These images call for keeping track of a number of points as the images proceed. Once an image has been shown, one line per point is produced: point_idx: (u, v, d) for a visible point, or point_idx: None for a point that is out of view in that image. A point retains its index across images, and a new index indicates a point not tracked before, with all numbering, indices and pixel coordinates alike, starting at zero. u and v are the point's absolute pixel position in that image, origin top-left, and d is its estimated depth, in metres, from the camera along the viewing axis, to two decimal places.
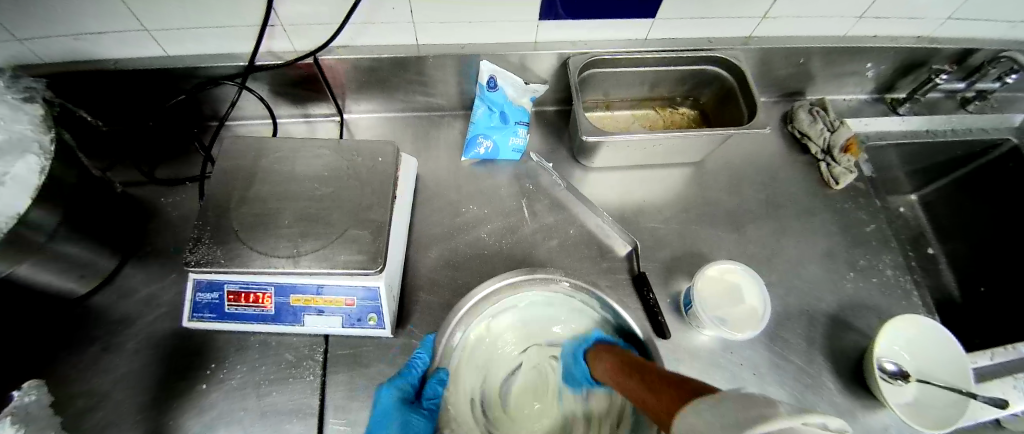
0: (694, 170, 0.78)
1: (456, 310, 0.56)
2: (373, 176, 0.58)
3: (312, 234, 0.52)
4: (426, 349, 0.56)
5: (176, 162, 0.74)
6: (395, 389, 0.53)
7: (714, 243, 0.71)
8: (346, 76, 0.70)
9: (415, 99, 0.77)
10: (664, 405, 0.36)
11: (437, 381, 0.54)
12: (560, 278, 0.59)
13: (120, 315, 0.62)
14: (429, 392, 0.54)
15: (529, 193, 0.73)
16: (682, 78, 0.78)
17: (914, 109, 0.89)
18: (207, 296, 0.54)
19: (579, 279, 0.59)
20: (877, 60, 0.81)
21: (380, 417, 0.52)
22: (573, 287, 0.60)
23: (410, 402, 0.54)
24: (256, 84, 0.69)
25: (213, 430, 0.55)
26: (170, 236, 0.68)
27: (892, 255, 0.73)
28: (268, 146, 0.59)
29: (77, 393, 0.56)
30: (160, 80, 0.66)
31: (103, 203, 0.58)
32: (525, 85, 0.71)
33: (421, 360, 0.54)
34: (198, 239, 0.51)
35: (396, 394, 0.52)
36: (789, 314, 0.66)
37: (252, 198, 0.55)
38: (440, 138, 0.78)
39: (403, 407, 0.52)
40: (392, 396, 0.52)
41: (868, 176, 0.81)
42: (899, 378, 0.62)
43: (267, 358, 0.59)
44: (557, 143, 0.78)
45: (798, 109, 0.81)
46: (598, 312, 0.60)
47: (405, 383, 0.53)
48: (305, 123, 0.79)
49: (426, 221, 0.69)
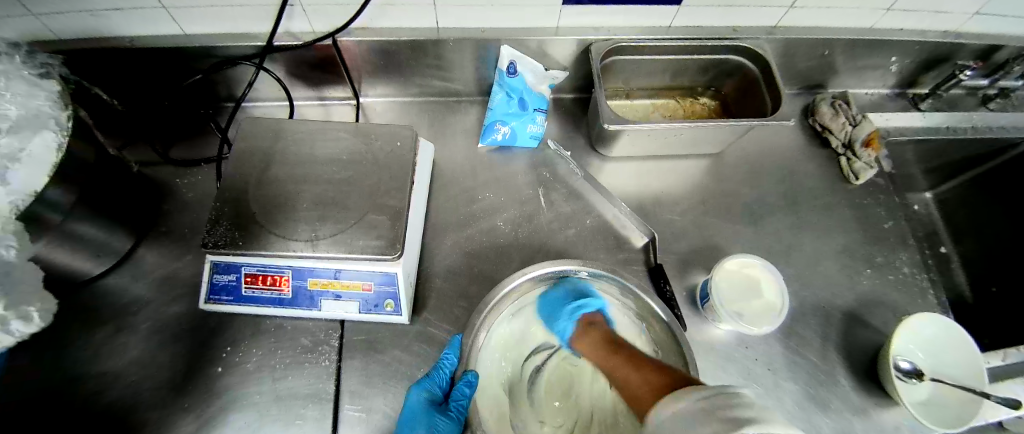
0: (712, 163, 0.77)
1: (481, 312, 0.53)
2: (392, 160, 0.58)
3: (330, 218, 0.52)
4: (454, 350, 0.55)
5: (190, 144, 0.73)
6: (423, 391, 0.52)
7: (731, 237, 0.70)
8: (363, 58, 0.69)
9: (432, 84, 0.76)
10: (647, 390, 0.39)
11: (465, 383, 0.51)
12: (578, 267, 0.59)
13: (134, 296, 0.62)
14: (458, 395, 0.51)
15: (546, 182, 0.72)
16: (704, 67, 0.76)
17: (934, 104, 0.88)
18: (224, 278, 0.53)
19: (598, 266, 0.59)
20: (903, 54, 0.79)
21: (405, 421, 0.50)
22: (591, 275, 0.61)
23: (437, 404, 0.52)
24: (274, 63, 0.68)
25: (228, 412, 0.55)
26: (184, 218, 0.68)
27: (910, 253, 0.73)
28: (285, 128, 0.59)
29: (94, 372, 0.57)
30: (176, 60, 0.66)
31: (118, 183, 0.57)
32: (545, 72, 0.70)
33: (450, 361, 0.54)
34: (216, 221, 0.51)
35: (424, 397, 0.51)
36: (804, 308, 0.66)
37: (270, 180, 0.54)
38: (456, 124, 0.77)
39: (427, 411, 0.50)
40: (418, 399, 0.51)
41: (887, 172, 0.80)
42: (913, 376, 0.62)
43: (283, 343, 0.59)
44: (574, 132, 0.77)
45: (820, 103, 0.80)
46: (616, 298, 0.62)
47: (433, 385, 0.52)
48: (320, 106, 0.78)
49: (441, 208, 0.69)
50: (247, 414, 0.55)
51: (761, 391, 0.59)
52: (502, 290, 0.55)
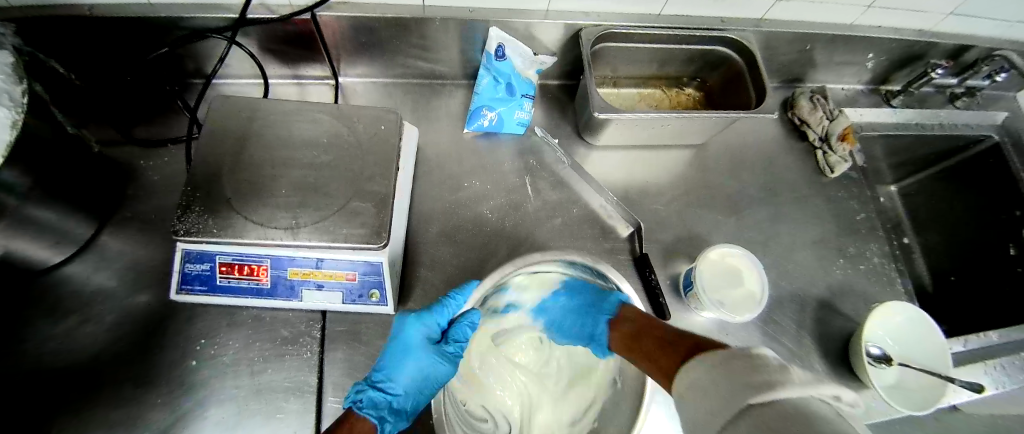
0: (696, 153, 0.78)
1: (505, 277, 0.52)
2: (375, 145, 0.56)
3: (311, 204, 0.50)
4: (461, 296, 0.55)
5: (156, 122, 0.69)
6: (421, 327, 0.52)
7: (713, 227, 0.72)
8: (342, 34, 0.65)
9: (415, 65, 0.73)
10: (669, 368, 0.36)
11: (468, 322, 0.53)
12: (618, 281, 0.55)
13: (97, 286, 0.59)
14: (459, 333, 0.53)
15: (532, 170, 0.72)
16: (690, 57, 0.77)
17: (904, 101, 0.91)
18: (197, 267, 0.51)
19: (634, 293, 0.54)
20: (879, 51, 0.81)
21: (403, 354, 0.51)
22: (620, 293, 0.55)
23: (437, 342, 0.53)
24: (245, 38, 0.64)
25: (205, 406, 0.54)
26: (153, 202, 0.65)
27: (880, 244, 0.76)
28: (261, 108, 0.56)
29: (55, 366, 0.54)
30: (139, 31, 0.61)
31: (76, 164, 0.53)
32: (533, 56, 0.68)
33: (454, 303, 0.54)
34: (186, 207, 0.48)
35: (423, 333, 0.52)
36: (782, 298, 0.69)
37: (245, 164, 0.52)
38: (441, 108, 0.75)
39: (427, 346, 0.51)
40: (417, 334, 0.52)
41: (860, 166, 0.83)
42: (883, 361, 0.66)
43: (261, 334, 0.57)
44: (561, 118, 0.76)
45: (799, 96, 0.82)
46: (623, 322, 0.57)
47: (433, 323, 0.53)
48: (295, 85, 0.74)
49: (426, 195, 0.67)
50: (226, 407, 0.54)
51: None
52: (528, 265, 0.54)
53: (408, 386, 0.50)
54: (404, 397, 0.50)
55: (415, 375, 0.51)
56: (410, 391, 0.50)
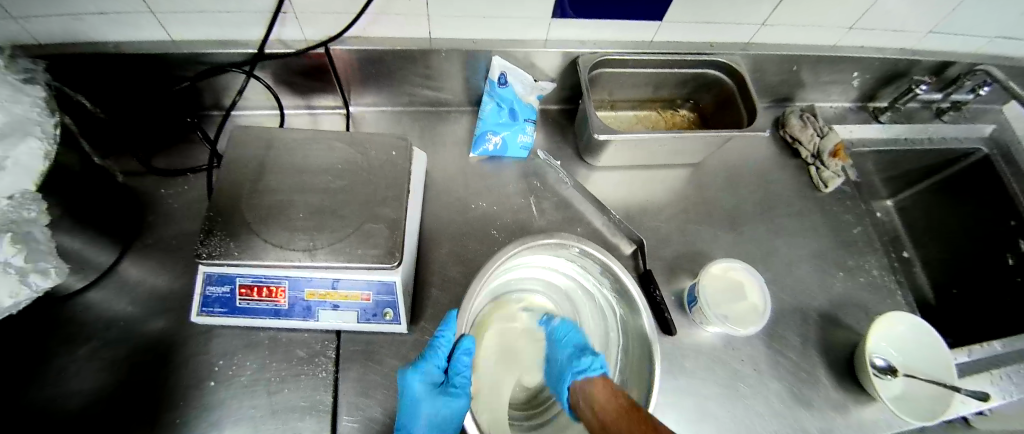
0: (693, 171, 0.81)
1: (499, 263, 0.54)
2: (387, 170, 0.59)
3: (327, 227, 0.52)
4: (446, 328, 0.54)
5: (176, 153, 0.72)
6: (419, 375, 0.52)
7: (712, 241, 0.74)
8: (353, 66, 0.69)
9: (421, 93, 0.77)
10: None
11: (464, 352, 0.53)
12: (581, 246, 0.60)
13: (118, 311, 0.61)
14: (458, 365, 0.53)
15: (537, 191, 0.74)
16: (683, 81, 0.80)
17: (893, 117, 0.95)
18: (217, 290, 0.53)
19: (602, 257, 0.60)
20: (864, 70, 0.85)
21: (412, 406, 0.51)
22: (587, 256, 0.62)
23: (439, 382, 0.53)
24: (263, 71, 0.68)
25: (221, 428, 0.54)
26: (172, 228, 0.67)
27: (878, 256, 0.78)
28: (278, 137, 0.59)
29: (74, 391, 0.55)
30: (160, 66, 0.65)
31: (102, 193, 0.56)
32: (534, 82, 0.73)
33: (445, 340, 0.53)
34: (208, 232, 0.51)
35: (424, 380, 0.52)
36: (784, 311, 0.70)
37: (264, 191, 0.54)
38: (446, 132, 0.79)
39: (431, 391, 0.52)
40: (418, 384, 0.51)
41: (853, 180, 0.85)
42: (887, 372, 0.66)
43: (278, 355, 0.59)
44: (563, 141, 0.80)
45: (790, 114, 0.85)
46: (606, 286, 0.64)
47: (430, 367, 0.52)
48: (308, 115, 0.78)
49: (435, 217, 0.70)
50: (242, 429, 0.54)
51: (747, 389, 0.63)
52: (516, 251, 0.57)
53: (430, 427, 0.52)
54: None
55: (433, 416, 0.52)
56: (433, 432, 0.52)
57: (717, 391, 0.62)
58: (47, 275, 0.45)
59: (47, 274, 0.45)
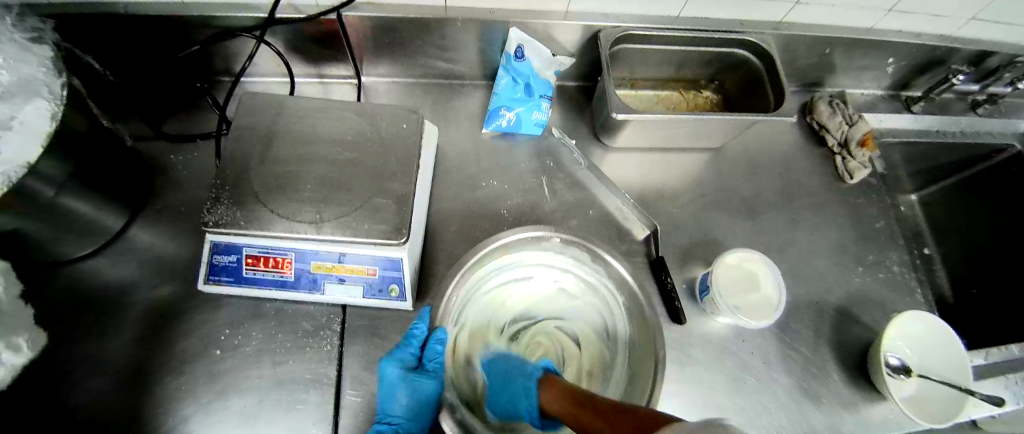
0: (713, 157, 0.78)
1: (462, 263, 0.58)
2: (397, 142, 0.57)
3: (335, 200, 0.51)
4: (423, 320, 0.56)
5: (184, 118, 0.71)
6: (396, 362, 0.53)
7: (729, 230, 0.72)
8: (366, 34, 0.67)
9: (436, 65, 0.75)
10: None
11: (438, 341, 0.54)
12: (553, 234, 0.63)
13: (126, 278, 0.61)
14: (432, 353, 0.55)
15: (550, 171, 0.72)
16: (708, 60, 0.77)
17: (927, 107, 0.90)
18: (224, 259, 0.53)
19: (571, 235, 0.63)
20: (899, 56, 0.81)
21: (389, 390, 0.53)
22: (564, 243, 0.64)
23: (415, 368, 0.54)
24: (273, 37, 0.66)
25: (227, 396, 0.55)
26: (181, 195, 0.67)
27: (899, 252, 0.76)
28: (287, 105, 0.58)
29: (86, 353, 0.56)
30: (168, 28, 0.63)
31: (112, 156, 0.56)
32: (552, 57, 0.70)
33: (421, 330, 0.55)
34: (216, 199, 0.50)
35: (398, 366, 0.52)
36: (798, 304, 0.69)
37: (272, 159, 0.53)
38: (460, 107, 0.76)
39: (405, 377, 0.52)
40: (393, 369, 0.52)
41: (880, 173, 0.82)
42: (902, 372, 0.65)
43: (283, 327, 0.59)
44: (579, 120, 0.77)
45: (818, 100, 0.82)
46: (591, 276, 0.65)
47: (404, 353, 0.53)
48: (319, 84, 0.76)
49: (445, 194, 0.68)
50: (247, 398, 0.55)
51: (756, 383, 0.62)
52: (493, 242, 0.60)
53: (407, 414, 0.52)
54: (408, 423, 0.52)
55: (410, 401, 0.53)
56: (410, 418, 0.53)
57: (725, 382, 0.61)
58: (20, 351, 0.41)
59: (20, 349, 0.41)
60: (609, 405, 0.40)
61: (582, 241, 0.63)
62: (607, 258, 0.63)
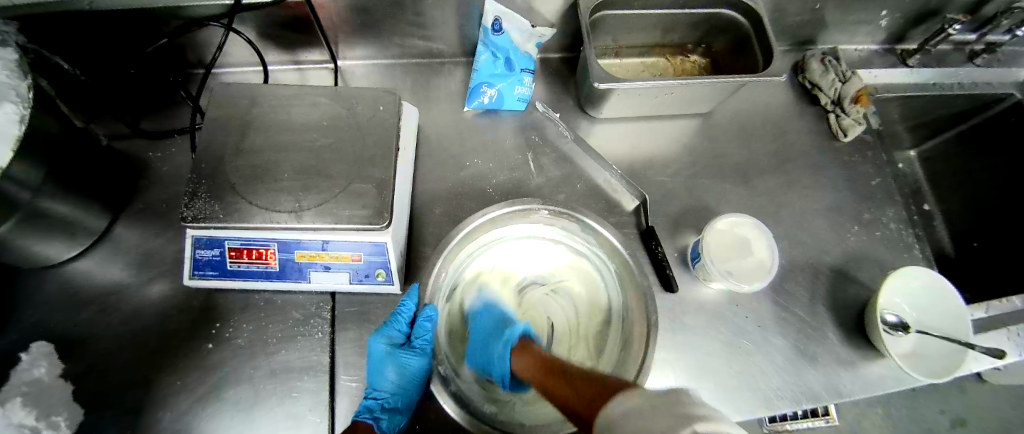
0: (702, 122, 0.76)
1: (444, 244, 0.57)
2: (374, 126, 0.56)
3: (313, 187, 0.50)
4: (411, 296, 0.55)
5: (162, 114, 0.70)
6: (383, 338, 0.53)
7: (721, 197, 0.71)
8: (338, 15, 0.64)
9: (413, 44, 0.72)
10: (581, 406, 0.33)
11: (427, 318, 0.54)
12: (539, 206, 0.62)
13: (114, 278, 0.60)
14: (421, 330, 0.55)
15: (535, 147, 0.71)
16: (694, 23, 0.74)
17: (923, 60, 0.87)
18: (207, 253, 0.52)
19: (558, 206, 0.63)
20: (893, 7, 0.78)
21: (376, 366, 0.53)
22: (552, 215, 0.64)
23: (401, 345, 0.54)
24: (243, 25, 0.64)
25: (223, 388, 0.55)
26: (163, 193, 0.66)
27: (896, 209, 0.74)
28: (260, 94, 0.56)
29: (79, 355, 0.56)
30: (136, 23, 0.61)
31: (88, 158, 0.55)
32: (532, 29, 0.66)
33: (408, 307, 0.55)
34: (193, 193, 0.49)
35: (386, 342, 0.53)
36: (794, 267, 0.68)
37: (247, 148, 0.52)
38: (441, 87, 0.74)
39: (393, 352, 0.53)
40: (381, 345, 0.53)
41: (875, 129, 0.80)
42: (900, 328, 0.64)
43: (273, 317, 0.58)
44: (564, 93, 0.75)
45: (810, 58, 0.79)
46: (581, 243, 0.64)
47: (392, 330, 0.54)
48: (296, 70, 0.74)
49: (429, 175, 0.67)
50: (242, 389, 0.55)
51: (753, 347, 0.62)
52: (475, 220, 0.60)
53: (393, 390, 0.52)
54: (394, 398, 0.52)
55: (397, 377, 0.52)
56: (397, 393, 0.52)
57: (721, 348, 0.61)
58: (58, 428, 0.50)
59: (58, 427, 0.50)
60: (583, 377, 0.38)
61: (570, 211, 0.63)
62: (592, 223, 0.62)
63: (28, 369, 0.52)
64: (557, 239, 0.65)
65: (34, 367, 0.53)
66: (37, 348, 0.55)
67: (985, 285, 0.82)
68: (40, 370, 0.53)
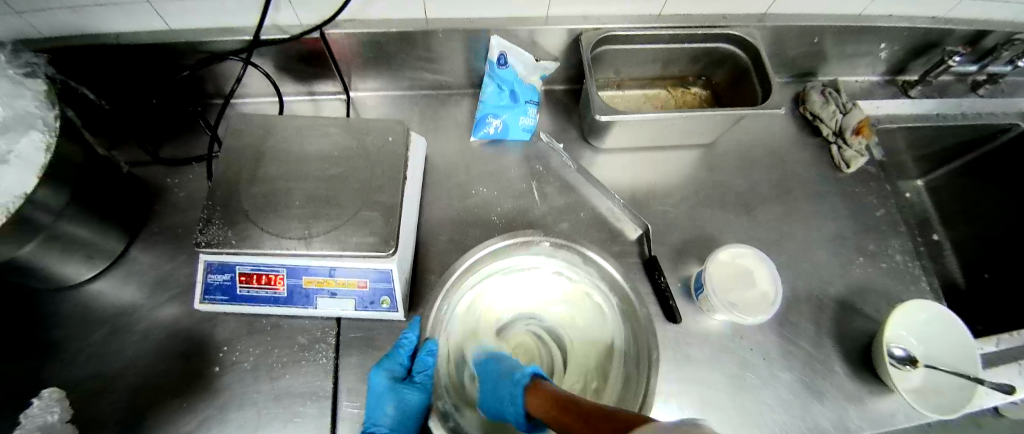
0: (704, 153, 0.77)
1: (439, 287, 0.56)
2: (383, 156, 0.58)
3: (323, 215, 0.52)
4: (413, 328, 0.56)
5: (179, 141, 0.73)
6: (384, 372, 0.53)
7: (723, 226, 0.71)
8: (352, 50, 0.68)
9: (423, 76, 0.75)
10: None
11: (427, 353, 0.53)
12: (540, 238, 0.61)
13: (128, 300, 0.62)
14: (422, 365, 0.54)
15: (539, 176, 0.72)
16: (694, 57, 0.76)
17: (925, 91, 0.88)
18: (218, 278, 0.53)
19: (559, 238, 0.62)
20: (892, 41, 0.79)
21: (376, 399, 0.53)
22: (554, 247, 0.62)
23: (403, 379, 0.54)
24: (261, 59, 0.67)
25: (227, 412, 0.55)
26: (178, 216, 0.68)
27: (901, 240, 0.74)
28: (275, 124, 0.58)
29: (89, 376, 0.57)
30: (160, 56, 0.65)
31: (109, 183, 0.57)
32: (536, 62, 0.70)
33: (410, 340, 0.55)
34: (207, 220, 0.51)
35: (386, 376, 0.53)
36: (798, 298, 0.67)
37: (261, 178, 0.54)
38: (448, 116, 0.77)
39: (393, 387, 0.52)
40: (382, 379, 0.53)
41: (878, 160, 0.80)
42: (907, 363, 0.64)
43: (279, 342, 0.59)
44: (568, 123, 0.77)
45: (811, 89, 0.80)
46: (582, 272, 0.64)
47: (393, 363, 0.54)
48: (310, 101, 0.77)
49: (435, 203, 0.69)
50: (245, 414, 0.55)
51: (757, 381, 0.61)
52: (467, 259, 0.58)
53: (392, 425, 0.53)
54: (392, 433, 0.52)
55: (395, 411, 0.53)
56: (395, 428, 0.53)
57: (725, 382, 0.60)
58: None
59: None
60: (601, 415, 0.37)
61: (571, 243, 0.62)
62: (597, 259, 0.61)
63: (40, 416, 0.52)
64: (559, 266, 0.65)
65: (47, 414, 0.53)
66: (49, 395, 0.54)
67: (996, 318, 0.81)
68: (53, 416, 0.53)
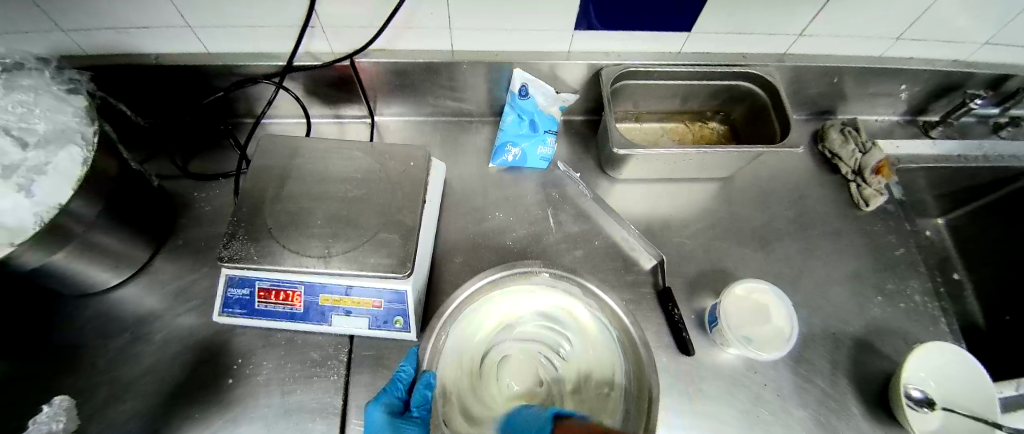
0: (721, 186, 0.77)
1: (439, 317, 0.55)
2: (404, 179, 0.59)
3: (343, 234, 0.53)
4: (410, 361, 0.55)
5: (208, 156, 0.75)
6: (380, 406, 0.52)
7: (739, 260, 0.70)
8: (379, 78, 0.70)
9: (446, 104, 0.78)
10: None
11: (424, 385, 0.52)
12: (539, 268, 0.61)
13: (148, 308, 0.63)
14: (419, 398, 0.52)
15: (554, 202, 0.73)
16: (714, 93, 0.78)
17: (945, 132, 0.88)
18: (238, 292, 0.54)
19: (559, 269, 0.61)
20: (911, 82, 0.79)
21: None
22: (554, 277, 0.61)
23: (400, 414, 0.52)
24: (292, 83, 0.70)
25: (235, 426, 0.55)
26: (201, 229, 0.70)
27: (921, 280, 0.72)
28: (302, 146, 0.60)
29: (104, 382, 0.57)
30: (197, 78, 0.68)
31: (140, 194, 0.59)
32: (556, 95, 0.72)
33: (406, 372, 0.54)
34: (232, 235, 0.52)
35: (383, 410, 0.51)
36: (817, 336, 0.65)
37: (286, 196, 0.55)
38: (468, 143, 0.79)
39: (392, 422, 0.51)
40: (379, 414, 0.51)
41: (897, 198, 0.79)
42: (924, 405, 0.61)
43: (293, 356, 0.59)
44: (585, 153, 0.78)
45: (830, 128, 0.81)
46: (583, 301, 0.61)
47: (391, 397, 0.52)
48: (336, 123, 0.80)
49: (451, 225, 0.69)
50: (253, 429, 0.55)
51: (771, 418, 0.58)
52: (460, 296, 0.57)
53: None
54: None
55: None
56: None
57: (738, 419, 0.58)
58: None
59: None
60: None
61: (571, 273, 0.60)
62: (597, 290, 0.60)
63: (46, 423, 0.52)
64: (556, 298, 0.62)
65: (53, 423, 0.52)
66: (61, 403, 0.54)
67: (1014, 362, 0.77)
68: (57, 425, 0.52)
